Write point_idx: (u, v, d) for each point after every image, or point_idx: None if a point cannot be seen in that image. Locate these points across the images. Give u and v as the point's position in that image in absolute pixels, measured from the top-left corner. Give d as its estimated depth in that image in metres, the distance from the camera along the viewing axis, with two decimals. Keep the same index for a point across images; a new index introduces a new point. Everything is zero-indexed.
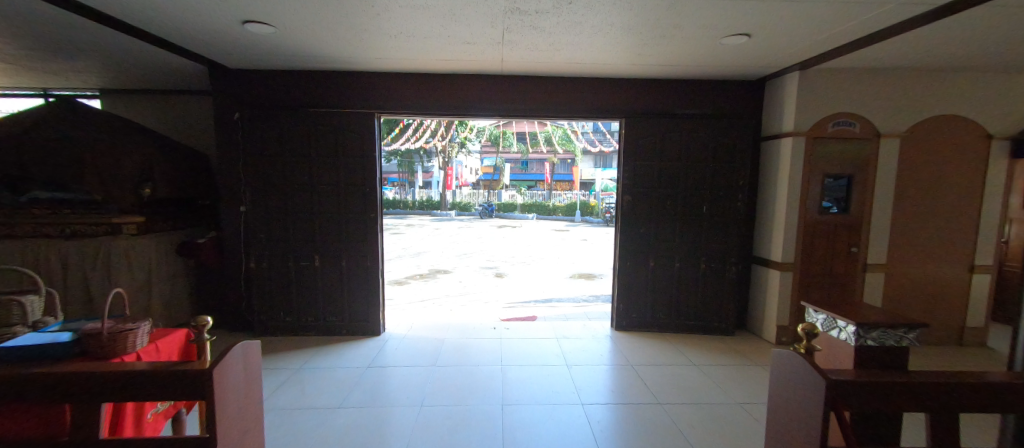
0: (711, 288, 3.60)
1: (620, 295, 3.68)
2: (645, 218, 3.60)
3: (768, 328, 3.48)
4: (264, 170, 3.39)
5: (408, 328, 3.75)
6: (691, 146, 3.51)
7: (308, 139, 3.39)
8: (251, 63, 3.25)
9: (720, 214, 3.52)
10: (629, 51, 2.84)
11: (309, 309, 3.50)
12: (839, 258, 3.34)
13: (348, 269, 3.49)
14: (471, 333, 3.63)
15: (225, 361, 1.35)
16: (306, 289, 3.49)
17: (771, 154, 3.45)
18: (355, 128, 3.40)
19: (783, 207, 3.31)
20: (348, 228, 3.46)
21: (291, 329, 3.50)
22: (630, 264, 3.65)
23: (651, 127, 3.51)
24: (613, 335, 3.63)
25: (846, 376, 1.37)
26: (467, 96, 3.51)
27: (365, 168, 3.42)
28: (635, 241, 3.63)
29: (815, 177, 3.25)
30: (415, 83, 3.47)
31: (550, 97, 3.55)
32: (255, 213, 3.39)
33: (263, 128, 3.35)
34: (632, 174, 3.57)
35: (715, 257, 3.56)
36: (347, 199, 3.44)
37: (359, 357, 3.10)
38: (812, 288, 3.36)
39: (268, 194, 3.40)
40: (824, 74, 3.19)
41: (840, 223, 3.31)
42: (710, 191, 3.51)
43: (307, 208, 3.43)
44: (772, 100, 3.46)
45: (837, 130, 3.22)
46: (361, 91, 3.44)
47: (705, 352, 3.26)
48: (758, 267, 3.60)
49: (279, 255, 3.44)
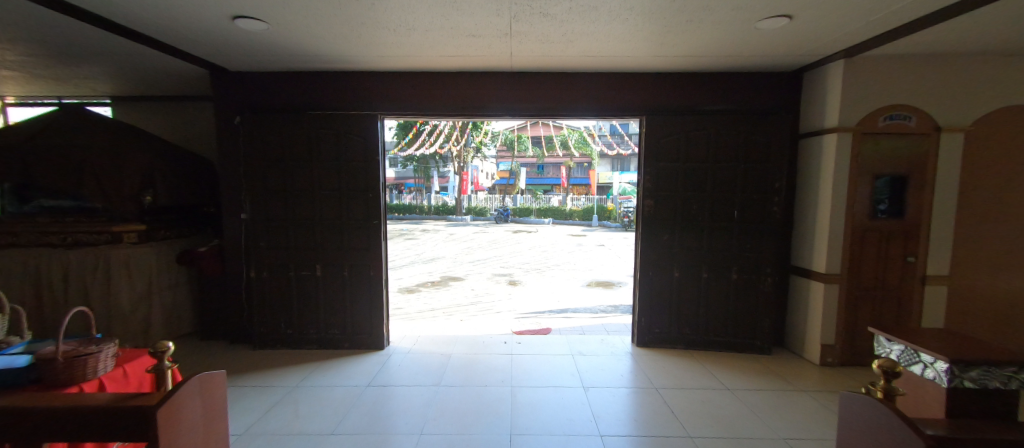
0: (745, 302, 3.25)
1: (642, 308, 3.38)
2: (669, 224, 3.30)
3: (811, 347, 3.11)
4: (265, 176, 3.25)
5: (414, 342, 3.54)
6: (720, 145, 3.19)
7: (310, 143, 3.24)
8: (252, 65, 3.13)
9: (754, 220, 3.19)
10: (650, 41, 2.58)
11: (312, 322, 3.33)
12: (893, 269, 2.96)
13: (351, 279, 3.30)
14: (480, 348, 3.38)
15: (176, 396, 1.15)
16: (308, 299, 3.32)
17: (811, 153, 3.11)
18: (357, 131, 3.24)
19: (827, 212, 2.96)
20: (351, 237, 3.28)
21: (292, 342, 3.34)
22: (653, 274, 3.35)
23: (675, 125, 3.22)
24: (633, 351, 3.33)
25: (943, 430, 1.07)
26: (475, 96, 3.30)
27: (367, 172, 3.24)
28: (659, 249, 3.33)
29: (863, 178, 2.91)
30: (421, 83, 3.28)
31: (565, 95, 3.30)
32: (257, 220, 3.26)
33: (264, 132, 3.23)
34: (654, 176, 3.28)
35: (749, 267, 3.22)
36: (349, 206, 3.27)
37: (360, 374, 2.91)
38: (862, 302, 2.99)
39: (269, 200, 3.26)
40: (874, 62, 2.84)
41: (893, 229, 2.94)
42: (742, 194, 3.19)
43: (309, 216, 3.27)
44: (812, 93, 3.12)
45: (888, 125, 2.86)
46: (364, 93, 3.28)
47: (739, 374, 2.92)
48: (798, 278, 3.24)
49: (280, 264, 3.29)
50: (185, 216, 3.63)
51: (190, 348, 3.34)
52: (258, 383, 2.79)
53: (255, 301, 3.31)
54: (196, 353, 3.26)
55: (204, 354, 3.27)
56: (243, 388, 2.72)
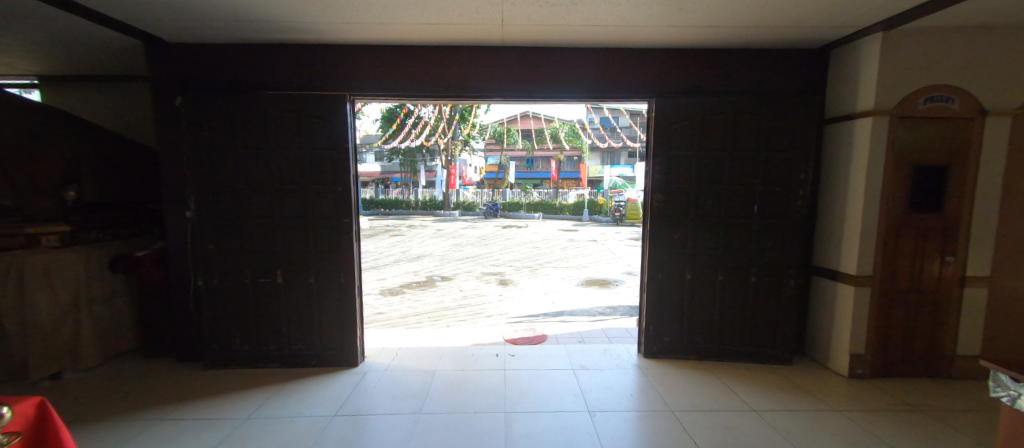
0: (766, 306, 2.92)
1: (649, 315, 3.02)
2: (681, 220, 2.92)
3: (838, 358, 2.79)
4: (214, 167, 2.77)
5: (393, 355, 3.13)
6: (738, 132, 2.83)
7: (267, 128, 2.77)
8: (194, 34, 2.63)
9: (776, 215, 2.84)
10: (669, 4, 2.18)
11: (272, 336, 2.88)
12: (929, 270, 2.66)
13: (319, 287, 2.86)
14: (468, 363, 2.97)
15: None
16: (266, 310, 2.86)
17: (840, 140, 2.76)
18: (323, 114, 2.78)
19: (860, 206, 2.62)
20: (317, 238, 2.83)
21: (251, 360, 2.89)
22: (663, 277, 2.98)
23: (688, 108, 2.85)
24: (640, 364, 2.97)
25: None
26: (461, 75, 2.86)
27: (335, 163, 2.79)
28: (669, 249, 2.96)
29: (900, 168, 2.58)
30: (397, 59, 2.83)
31: (564, 74, 2.89)
32: (205, 219, 2.79)
33: (213, 115, 2.75)
34: (664, 166, 2.90)
35: (770, 269, 2.89)
36: (314, 202, 2.81)
37: (328, 400, 2.48)
38: (894, 306, 2.68)
39: (219, 196, 2.78)
40: (916, 36, 2.50)
41: (931, 225, 2.62)
42: (763, 187, 2.84)
43: (268, 214, 2.81)
44: (841, 72, 2.76)
45: (928, 108, 2.54)
46: (331, 70, 2.80)
47: (762, 390, 2.58)
48: (823, 280, 2.91)
49: (234, 271, 2.82)
50: (125, 215, 3.07)
51: (131, 369, 2.87)
52: (203, 413, 2.34)
53: (204, 314, 2.84)
54: (137, 376, 2.79)
55: (147, 375, 2.80)
56: (182, 422, 2.26)
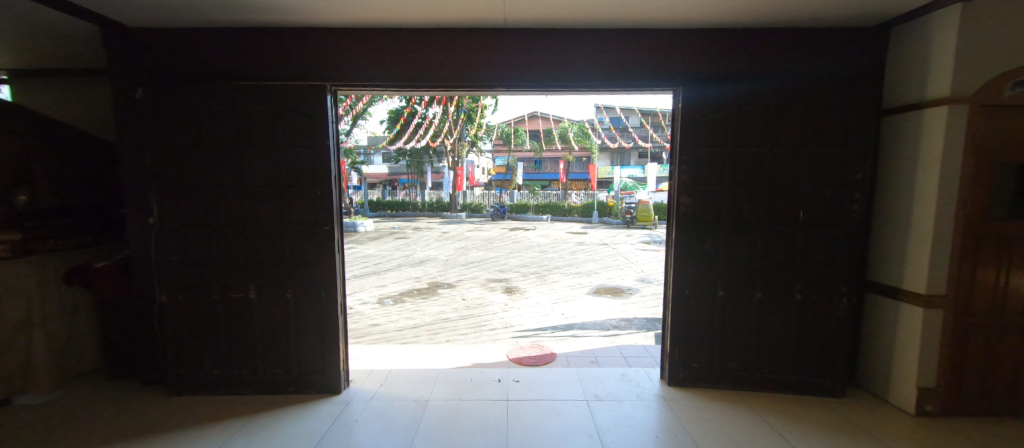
0: (814, 328, 2.50)
1: (674, 337, 2.62)
2: (713, 228, 2.52)
3: (901, 391, 2.36)
4: (179, 168, 2.45)
5: (383, 380, 2.77)
6: (779, 126, 2.43)
7: (239, 124, 2.45)
8: (154, 17, 2.30)
9: (826, 222, 2.43)
10: None
11: (245, 360, 2.54)
12: (1015, 288, 2.21)
13: (296, 303, 2.52)
14: (467, 391, 2.61)
15: None
16: (238, 330, 2.53)
17: (904, 135, 2.34)
18: (302, 108, 2.45)
19: (931, 212, 2.19)
20: (295, 247, 2.49)
21: (222, 386, 2.56)
22: (690, 294, 2.58)
23: (720, 98, 2.47)
24: (665, 394, 2.57)
25: None
26: (458, 62, 2.50)
27: (315, 162, 2.46)
28: (697, 262, 2.56)
29: (980, 166, 2.16)
30: (386, 44, 2.48)
31: (577, 59, 2.51)
32: (169, 227, 2.47)
33: (180, 109, 2.44)
34: (693, 164, 2.50)
35: (819, 285, 2.47)
36: (291, 208, 2.47)
37: (301, 438, 2.12)
38: (971, 332, 2.24)
39: (186, 200, 2.46)
40: (1004, 8, 2.07)
41: (1018, 234, 2.18)
42: (810, 189, 2.43)
43: (241, 222, 2.48)
44: (906, 53, 2.34)
45: (1015, 94, 2.11)
46: (310, 57, 2.46)
47: (815, 433, 2.16)
48: (881, 299, 2.48)
49: (203, 285, 2.50)
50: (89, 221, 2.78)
51: (89, 394, 2.55)
52: None
53: (169, 333, 2.51)
54: (94, 402, 2.47)
55: (105, 402, 2.48)
56: None
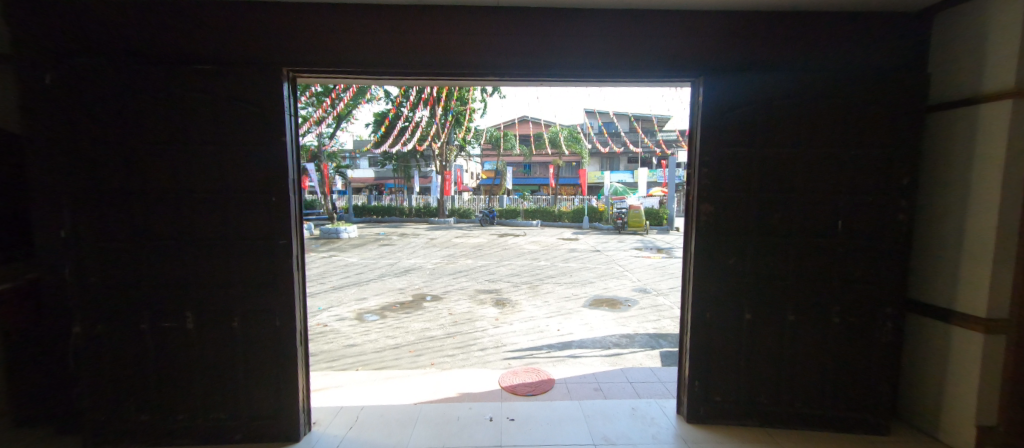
0: (853, 357, 2.17)
1: (694, 367, 2.26)
2: (738, 241, 2.19)
3: (956, 429, 2.04)
4: (98, 171, 2.00)
5: (353, 420, 2.35)
6: (813, 124, 2.12)
7: (177, 117, 2.02)
8: None
9: (867, 234, 2.11)
10: None
11: (182, 402, 2.10)
12: None
13: (246, 333, 2.09)
14: (453, 435, 2.20)
15: None
16: (174, 366, 2.09)
17: (957, 135, 2.04)
18: (253, 99, 2.03)
19: (992, 222, 1.89)
20: (244, 266, 2.06)
21: (154, 435, 2.11)
22: (713, 316, 2.23)
23: (745, 92, 2.15)
24: (686, 434, 2.20)
25: None
26: (442, 47, 2.14)
27: (269, 164, 2.04)
28: (721, 279, 2.21)
29: None
30: (355, 23, 2.08)
31: (583, 44, 2.16)
32: (86, 242, 2.01)
33: (101, 98, 1.99)
34: (716, 168, 2.17)
35: (859, 307, 2.15)
36: (239, 218, 2.05)
37: None
38: None
39: (108, 209, 2.01)
40: None
41: None
42: (849, 197, 2.11)
43: (178, 235, 2.05)
44: (958, 41, 2.04)
45: None
46: (264, 37, 2.04)
47: None
48: (929, 323, 2.17)
49: (130, 313, 2.05)
50: None
51: None
52: None
53: (85, 371, 2.04)
54: None
55: None
56: None
